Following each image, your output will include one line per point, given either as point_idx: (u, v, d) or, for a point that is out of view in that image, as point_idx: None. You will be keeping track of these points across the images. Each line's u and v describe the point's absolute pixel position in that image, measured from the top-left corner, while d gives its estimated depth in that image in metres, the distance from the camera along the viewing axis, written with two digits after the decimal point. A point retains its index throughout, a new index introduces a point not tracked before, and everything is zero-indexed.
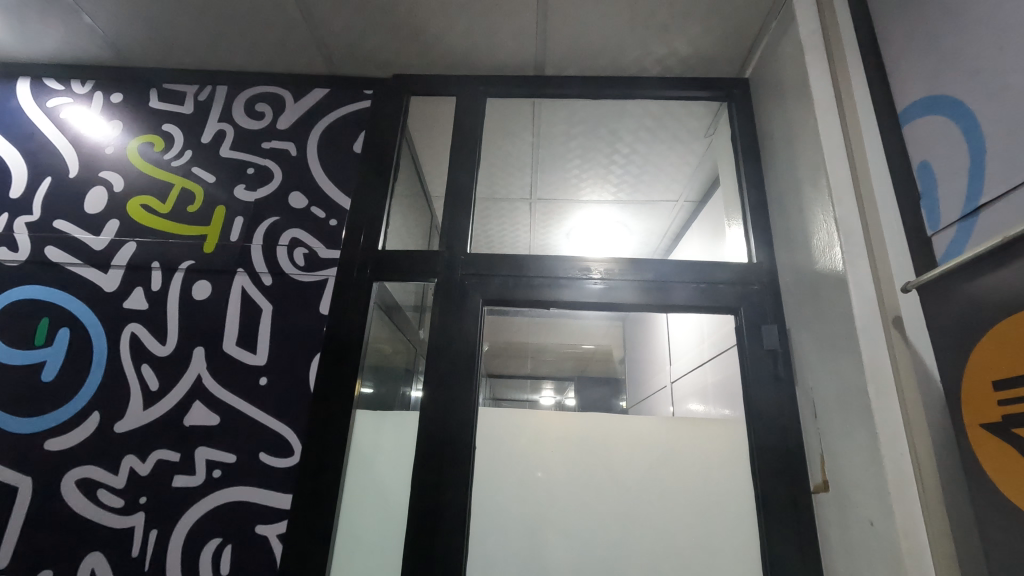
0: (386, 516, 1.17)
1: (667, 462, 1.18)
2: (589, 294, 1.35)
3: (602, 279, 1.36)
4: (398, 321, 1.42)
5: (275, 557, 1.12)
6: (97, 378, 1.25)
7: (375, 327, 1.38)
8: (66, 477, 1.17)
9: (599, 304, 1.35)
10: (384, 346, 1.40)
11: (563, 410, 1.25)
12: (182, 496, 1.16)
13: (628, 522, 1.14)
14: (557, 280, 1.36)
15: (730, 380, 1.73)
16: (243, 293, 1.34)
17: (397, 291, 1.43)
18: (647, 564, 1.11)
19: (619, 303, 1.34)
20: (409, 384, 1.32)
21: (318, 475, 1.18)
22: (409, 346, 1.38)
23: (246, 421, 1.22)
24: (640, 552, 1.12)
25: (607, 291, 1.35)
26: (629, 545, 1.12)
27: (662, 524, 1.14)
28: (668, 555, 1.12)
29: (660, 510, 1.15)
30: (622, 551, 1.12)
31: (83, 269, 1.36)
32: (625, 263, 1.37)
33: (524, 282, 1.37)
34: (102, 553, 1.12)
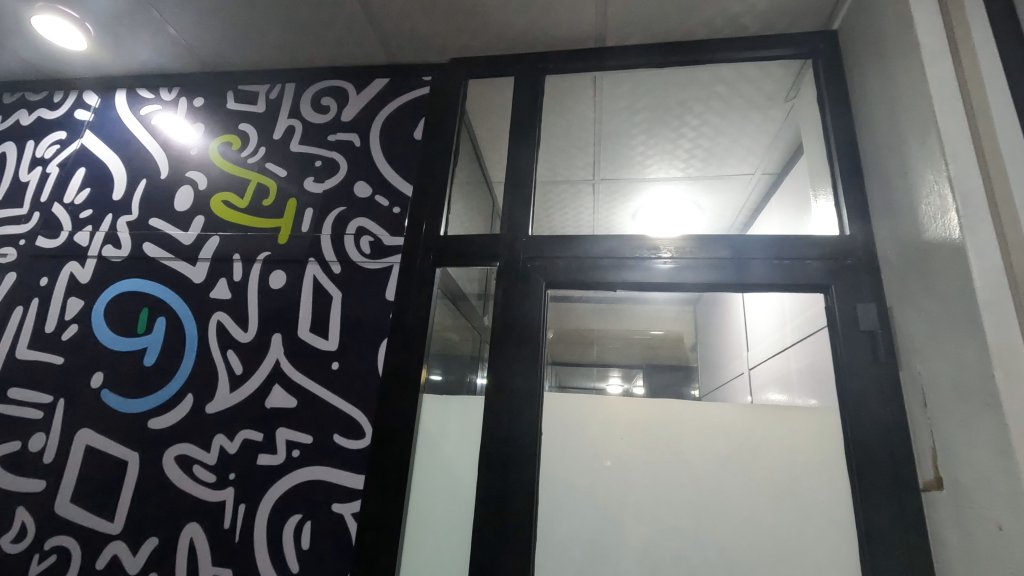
0: (455, 499, 1.18)
1: (749, 452, 1.10)
2: (658, 275, 1.28)
3: (671, 259, 1.28)
4: (466, 308, 1.41)
5: (351, 535, 1.15)
6: (190, 363, 1.35)
7: (442, 315, 1.39)
8: (166, 454, 1.27)
9: (669, 285, 1.27)
10: (452, 335, 1.39)
11: (633, 396, 1.19)
12: (266, 473, 1.22)
13: (706, 515, 1.07)
14: (623, 262, 1.30)
15: (817, 366, 1.59)
16: (315, 281, 1.39)
17: (462, 277, 1.41)
18: (729, 559, 1.04)
19: (690, 283, 1.26)
20: (474, 372, 1.30)
21: (389, 457, 1.20)
22: (474, 333, 1.35)
23: (321, 404, 1.27)
24: (720, 546, 1.05)
25: (677, 271, 1.27)
26: (708, 537, 1.06)
27: (744, 518, 1.06)
28: (753, 552, 1.04)
29: (741, 503, 1.07)
30: (700, 544, 1.06)
31: (175, 262, 1.47)
32: (695, 240, 1.28)
33: (589, 265, 1.31)
34: (199, 523, 1.21)
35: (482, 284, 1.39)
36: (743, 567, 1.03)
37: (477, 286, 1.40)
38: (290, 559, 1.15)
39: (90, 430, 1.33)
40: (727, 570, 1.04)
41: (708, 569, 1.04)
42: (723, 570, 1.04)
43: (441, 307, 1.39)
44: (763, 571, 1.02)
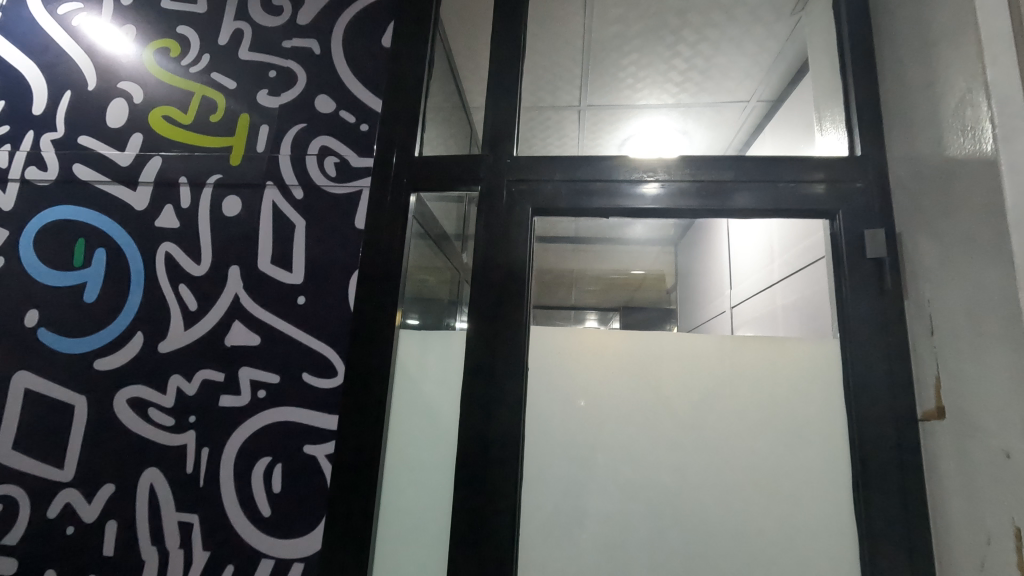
0: (436, 438, 1.11)
1: (744, 385, 1.05)
2: (646, 200, 1.18)
3: (660, 182, 1.18)
4: (442, 248, 1.32)
5: (325, 477, 1.08)
6: (137, 300, 1.22)
7: (417, 255, 1.29)
8: (118, 396, 1.16)
9: (657, 210, 1.17)
10: (427, 278, 1.30)
11: (609, 330, 1.12)
12: (230, 415, 1.13)
13: (699, 448, 1.04)
14: (610, 186, 1.19)
15: (804, 300, 1.55)
16: (274, 207, 1.24)
17: (436, 212, 1.33)
18: (721, 492, 1.02)
19: (679, 208, 1.16)
20: (453, 314, 1.21)
21: (364, 396, 1.12)
22: (453, 276, 1.27)
23: (287, 341, 1.16)
24: (712, 479, 1.02)
25: (666, 195, 1.17)
26: (700, 471, 1.03)
27: (738, 451, 1.03)
28: (745, 484, 1.01)
29: (734, 435, 1.04)
30: (692, 477, 1.03)
31: (112, 186, 1.30)
32: (686, 162, 1.18)
33: (573, 190, 1.20)
34: (158, 469, 1.12)
35: (461, 222, 1.29)
36: (734, 499, 1.01)
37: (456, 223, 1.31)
38: (261, 503, 1.08)
39: (28, 372, 1.20)
40: (719, 502, 1.01)
41: (699, 501, 1.02)
42: (715, 501, 1.01)
43: (416, 246, 1.28)
44: (756, 502, 1.00)
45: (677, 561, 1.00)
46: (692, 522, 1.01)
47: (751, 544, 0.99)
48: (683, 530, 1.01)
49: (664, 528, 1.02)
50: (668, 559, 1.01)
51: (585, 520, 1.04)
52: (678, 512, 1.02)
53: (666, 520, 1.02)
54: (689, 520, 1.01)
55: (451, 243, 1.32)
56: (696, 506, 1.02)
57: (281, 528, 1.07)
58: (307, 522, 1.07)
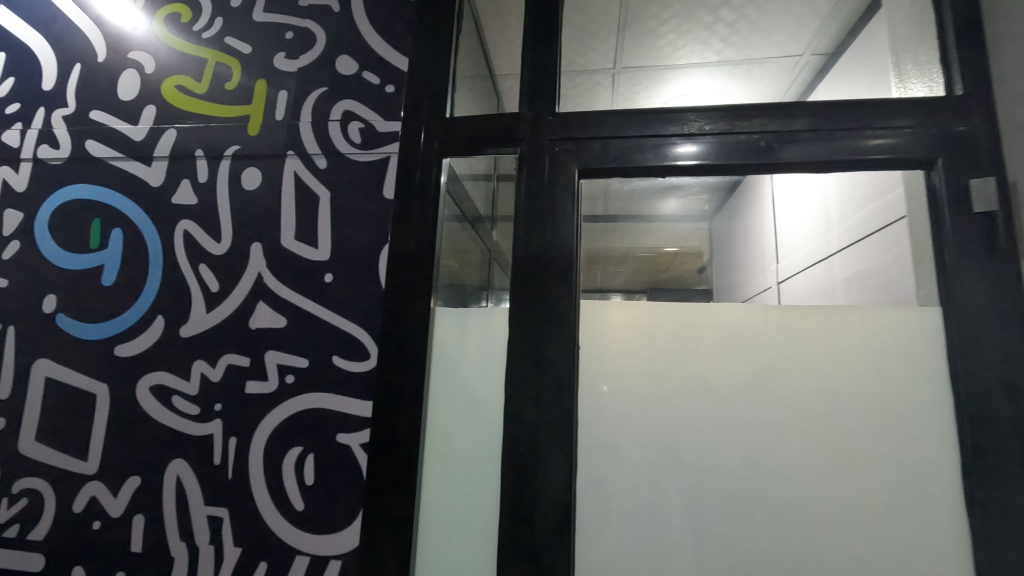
0: (480, 424, 1.02)
1: (828, 361, 0.93)
2: (690, 155, 1.05)
3: (705, 135, 1.05)
4: (476, 232, 1.26)
5: (360, 468, 1.00)
6: (156, 281, 1.15)
7: (452, 236, 1.19)
8: (141, 384, 1.09)
9: (701, 166, 1.04)
10: (458, 262, 1.18)
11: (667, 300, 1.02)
12: (257, 402, 1.05)
13: (778, 434, 0.92)
14: (649, 141, 1.07)
15: (867, 271, 1.42)
16: (296, 178, 1.15)
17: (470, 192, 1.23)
18: (805, 482, 0.90)
19: (728, 163, 1.03)
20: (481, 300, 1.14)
21: (400, 381, 1.03)
22: (485, 257, 1.21)
23: (316, 323, 1.08)
24: (796, 468, 0.91)
25: (713, 149, 1.04)
26: (780, 460, 0.91)
27: (823, 437, 0.91)
28: (833, 473, 0.90)
29: (818, 419, 0.91)
30: (770, 465, 0.91)
31: (126, 163, 1.22)
32: (732, 112, 1.04)
33: (611, 146, 1.08)
34: (185, 460, 1.05)
35: (489, 202, 1.23)
36: (821, 490, 0.89)
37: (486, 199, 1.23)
38: (293, 496, 1.00)
39: (48, 360, 1.14)
40: (803, 494, 0.90)
41: (782, 493, 0.90)
42: (799, 494, 0.90)
43: (450, 227, 1.18)
44: (847, 493, 0.89)
45: (757, 561, 0.89)
46: (773, 516, 0.90)
47: (843, 540, 0.88)
48: (763, 527, 0.90)
49: (741, 523, 0.91)
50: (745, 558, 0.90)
51: (650, 516, 0.93)
52: (756, 505, 0.91)
53: (743, 513, 0.91)
54: (768, 514, 0.90)
55: (483, 226, 1.25)
56: (777, 497, 0.90)
57: (315, 523, 0.98)
58: (343, 517, 0.98)
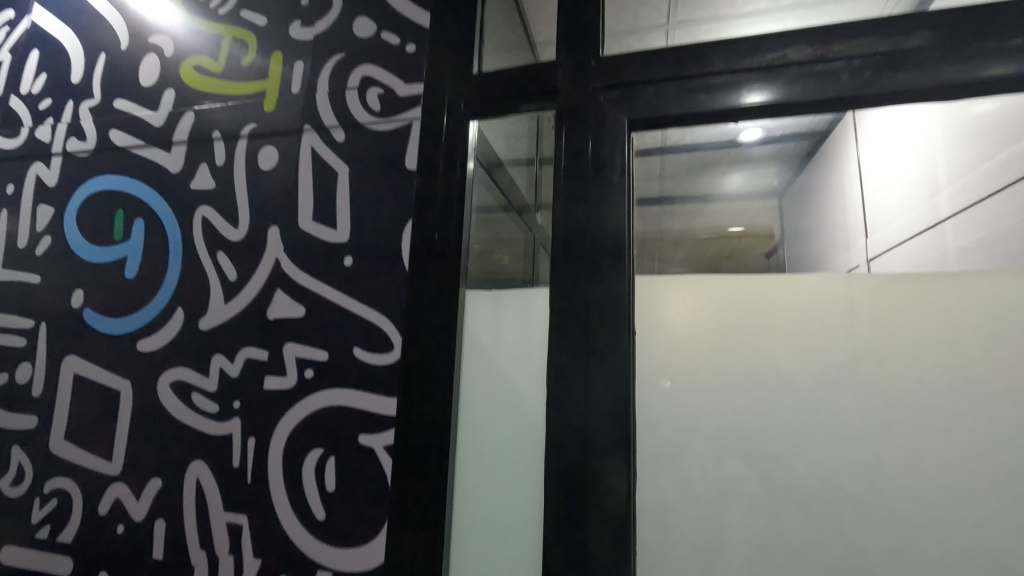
0: (519, 422, 0.87)
1: (945, 346, 0.77)
2: (771, 92, 0.85)
3: (790, 66, 0.85)
4: (522, 221, 1.03)
5: (384, 473, 0.88)
6: (176, 271, 1.08)
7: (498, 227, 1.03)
8: (162, 380, 1.03)
9: (785, 105, 0.84)
10: (503, 255, 1.00)
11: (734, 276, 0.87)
12: (276, 398, 0.96)
13: (887, 435, 0.76)
14: (717, 80, 0.88)
15: (982, 236, 1.14)
16: (314, 154, 1.05)
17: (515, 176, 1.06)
18: (925, 497, 0.73)
19: (823, 98, 0.83)
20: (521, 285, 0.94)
21: (426, 374, 0.90)
22: (529, 245, 0.98)
23: (335, 311, 0.97)
24: (913, 479, 0.74)
25: (801, 82, 0.84)
26: (891, 469, 0.75)
27: (946, 443, 0.74)
28: (964, 485, 0.72)
29: (939, 416, 0.75)
30: (878, 476, 0.75)
31: (148, 150, 1.17)
32: (826, 35, 0.84)
33: (670, 88, 0.90)
34: (204, 461, 0.97)
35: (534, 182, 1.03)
36: (949, 509, 0.72)
37: (529, 175, 1.04)
38: (314, 503, 0.90)
39: (76, 356, 1.10)
40: None
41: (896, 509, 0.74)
42: (918, 509, 0.73)
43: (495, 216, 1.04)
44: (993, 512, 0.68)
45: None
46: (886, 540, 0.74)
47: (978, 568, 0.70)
48: (872, 550, 0.74)
49: (843, 547, 0.74)
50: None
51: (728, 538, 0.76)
52: (862, 525, 0.74)
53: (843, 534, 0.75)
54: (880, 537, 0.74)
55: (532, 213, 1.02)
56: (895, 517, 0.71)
57: (337, 535, 0.87)
58: (366, 528, 0.86)
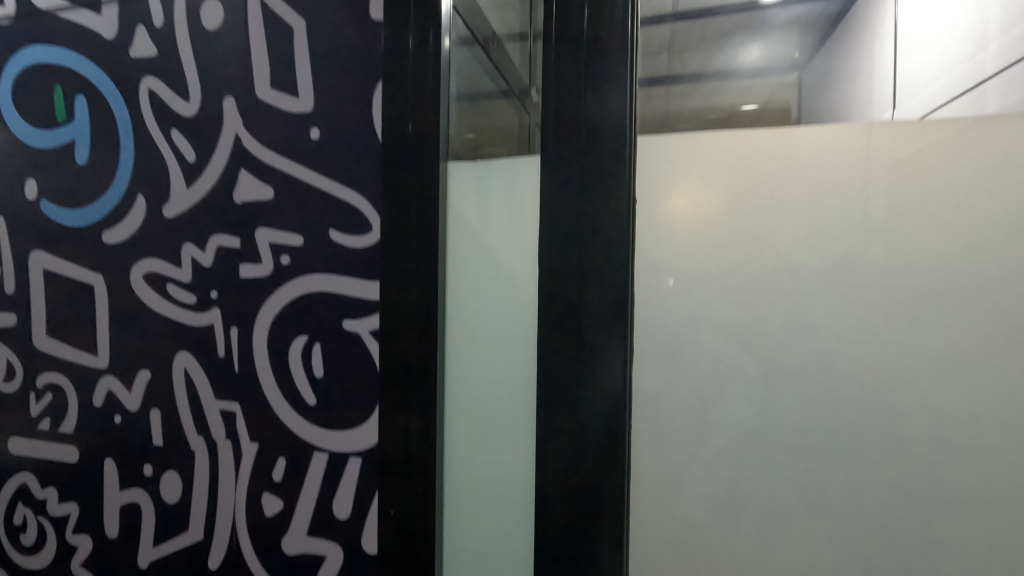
0: (511, 304, 0.82)
1: (983, 197, 0.68)
2: None
3: None
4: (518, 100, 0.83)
5: (372, 358, 0.85)
6: (130, 155, 0.98)
7: (490, 113, 0.85)
8: (134, 273, 0.98)
9: None
10: (497, 145, 0.84)
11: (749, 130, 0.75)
12: (254, 287, 0.91)
13: (906, 301, 0.69)
14: None
15: None
16: (264, 8, 0.90)
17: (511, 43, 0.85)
18: (944, 365, 0.68)
19: None
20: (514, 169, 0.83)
21: (409, 256, 0.83)
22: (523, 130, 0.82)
23: (306, 191, 0.88)
24: (930, 344, 0.69)
25: None
26: (909, 337, 0.69)
27: (972, 303, 0.67)
28: (986, 351, 0.67)
29: (965, 278, 0.68)
30: (892, 344, 0.70)
31: (75, 13, 1.01)
32: None
33: None
34: (190, 352, 0.95)
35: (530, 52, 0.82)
36: (968, 376, 0.67)
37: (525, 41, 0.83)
38: (304, 389, 0.88)
39: (42, 252, 1.04)
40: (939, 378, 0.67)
41: (910, 378, 0.69)
42: (934, 379, 0.68)
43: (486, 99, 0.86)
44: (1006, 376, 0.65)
45: (868, 460, 0.71)
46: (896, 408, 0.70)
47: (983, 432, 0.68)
48: (880, 421, 0.70)
49: (848, 416, 0.71)
50: (853, 458, 0.71)
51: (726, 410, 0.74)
52: (870, 395, 0.71)
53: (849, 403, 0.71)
54: (889, 404, 0.70)
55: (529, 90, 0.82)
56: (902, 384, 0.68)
57: (330, 418, 0.87)
58: (358, 411, 0.85)
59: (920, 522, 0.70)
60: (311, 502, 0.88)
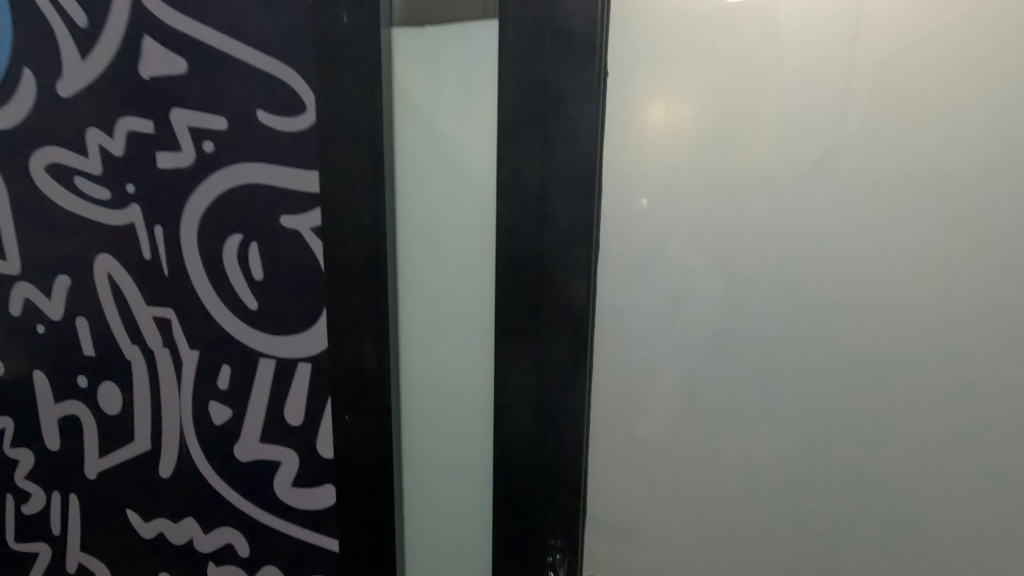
0: (466, 197, 0.75)
1: (968, 78, 0.63)
2: None
3: None
4: None
5: (316, 257, 0.77)
6: (6, 18, 0.81)
7: None
8: (34, 165, 0.85)
9: None
10: (447, 16, 0.72)
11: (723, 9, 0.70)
12: (176, 179, 0.80)
13: (874, 191, 0.68)
14: None
15: None
16: None
17: None
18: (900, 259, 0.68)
19: None
20: (465, 47, 0.71)
21: (350, 141, 0.73)
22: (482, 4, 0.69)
23: (225, 63, 0.75)
24: (900, 234, 0.67)
25: None
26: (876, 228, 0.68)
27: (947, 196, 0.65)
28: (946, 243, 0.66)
29: (948, 166, 0.65)
30: (864, 236, 0.68)
31: None
32: None
33: None
34: (111, 255, 0.85)
35: None
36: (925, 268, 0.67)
37: None
38: (243, 293, 0.81)
39: None
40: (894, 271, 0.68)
41: (876, 268, 0.68)
42: (902, 271, 0.67)
43: None
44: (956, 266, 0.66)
45: (826, 354, 0.71)
46: (860, 299, 0.69)
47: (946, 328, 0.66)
48: (846, 314, 0.70)
49: (808, 309, 0.71)
50: (812, 351, 0.71)
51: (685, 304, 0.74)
52: (832, 289, 0.70)
53: (814, 295, 0.70)
54: (853, 297, 0.69)
55: None
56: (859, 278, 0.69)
57: (275, 324, 0.80)
58: (305, 315, 0.79)
59: (878, 412, 0.70)
60: (260, 410, 0.83)
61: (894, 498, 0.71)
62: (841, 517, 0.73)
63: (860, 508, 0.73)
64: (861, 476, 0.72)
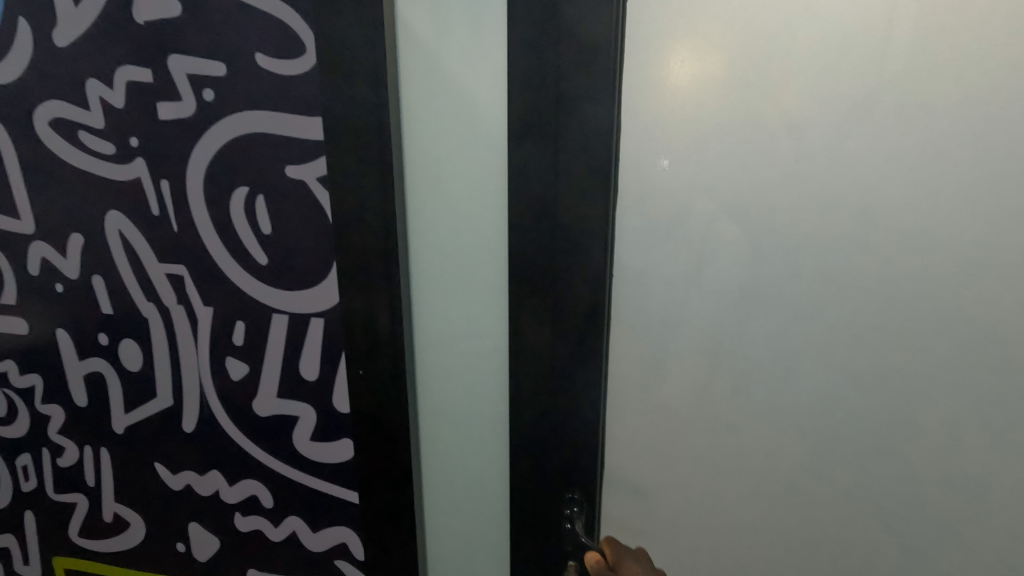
0: (478, 144, 0.72)
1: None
2: None
3: None
4: None
5: (323, 209, 0.74)
6: None
7: None
8: (39, 120, 0.83)
9: None
10: None
11: None
12: (178, 130, 0.77)
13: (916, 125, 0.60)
14: None
15: None
16: None
17: None
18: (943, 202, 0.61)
19: None
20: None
21: (353, 84, 0.69)
22: None
23: (220, 3, 0.71)
24: (952, 169, 0.61)
25: None
26: (928, 163, 0.62)
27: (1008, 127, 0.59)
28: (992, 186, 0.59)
29: (1003, 95, 0.58)
30: (905, 173, 0.62)
31: None
32: None
33: None
34: (121, 212, 0.84)
35: None
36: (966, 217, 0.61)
37: None
38: (253, 248, 0.79)
39: None
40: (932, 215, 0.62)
41: (924, 207, 0.63)
42: (951, 209, 0.62)
43: None
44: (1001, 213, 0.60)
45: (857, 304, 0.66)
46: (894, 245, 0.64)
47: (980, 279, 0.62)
48: (882, 259, 0.65)
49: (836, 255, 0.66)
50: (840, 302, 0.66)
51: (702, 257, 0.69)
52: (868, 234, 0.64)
53: (849, 240, 0.66)
54: (886, 242, 0.64)
55: None
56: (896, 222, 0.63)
57: (285, 279, 0.79)
58: (315, 270, 0.77)
59: (910, 362, 0.67)
60: (276, 366, 0.83)
61: (913, 465, 0.69)
62: (874, 468, 0.71)
63: (894, 458, 0.70)
64: (890, 428, 0.69)
